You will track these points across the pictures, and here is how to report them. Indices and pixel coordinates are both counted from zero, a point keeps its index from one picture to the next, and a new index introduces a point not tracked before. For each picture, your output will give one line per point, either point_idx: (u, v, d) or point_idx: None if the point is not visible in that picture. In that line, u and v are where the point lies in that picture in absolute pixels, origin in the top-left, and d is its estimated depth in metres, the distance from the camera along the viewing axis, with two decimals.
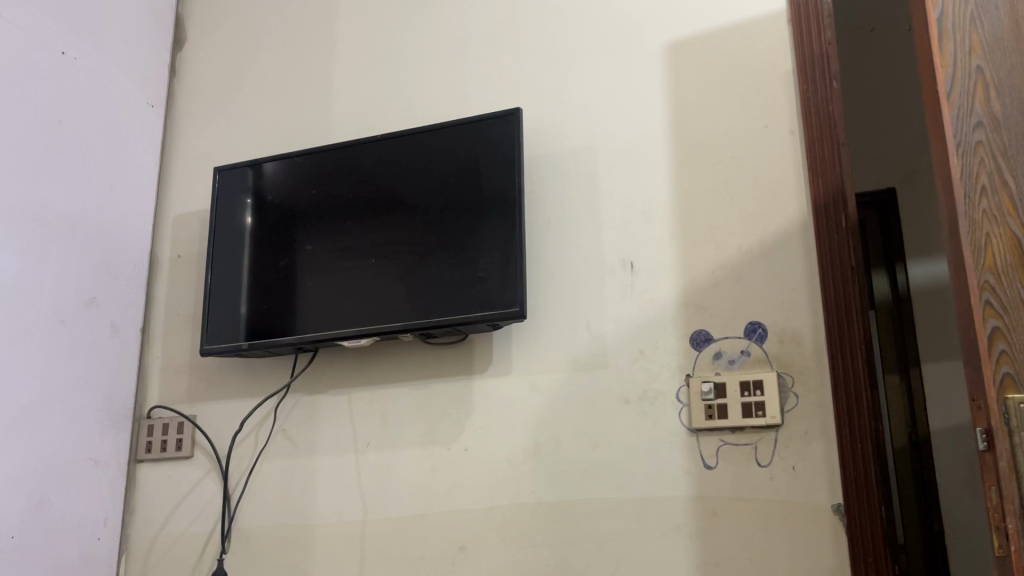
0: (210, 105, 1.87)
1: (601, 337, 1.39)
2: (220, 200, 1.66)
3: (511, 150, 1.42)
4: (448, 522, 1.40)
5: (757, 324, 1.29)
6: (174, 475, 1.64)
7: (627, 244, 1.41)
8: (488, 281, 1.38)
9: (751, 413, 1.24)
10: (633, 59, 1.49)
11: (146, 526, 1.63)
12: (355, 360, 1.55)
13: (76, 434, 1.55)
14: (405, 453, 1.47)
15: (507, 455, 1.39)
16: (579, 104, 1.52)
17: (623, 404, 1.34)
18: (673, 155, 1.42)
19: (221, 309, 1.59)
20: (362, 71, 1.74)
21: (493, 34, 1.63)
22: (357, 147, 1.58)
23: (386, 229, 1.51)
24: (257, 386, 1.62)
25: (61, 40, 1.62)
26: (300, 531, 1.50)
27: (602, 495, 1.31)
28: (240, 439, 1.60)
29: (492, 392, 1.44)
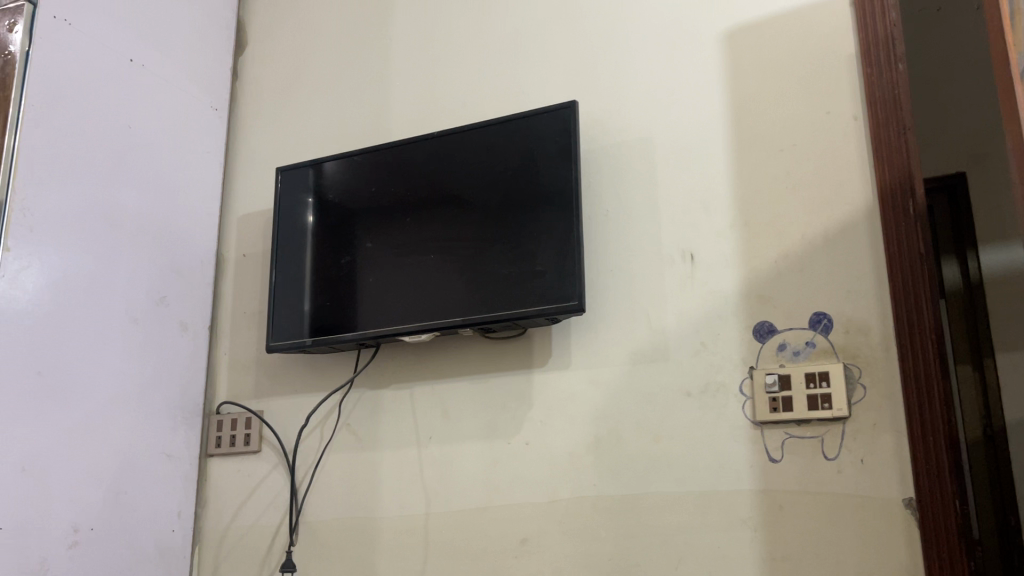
0: (271, 107, 1.91)
1: (661, 329, 1.37)
2: (283, 199, 1.70)
3: (568, 143, 1.42)
4: (509, 516, 1.41)
5: (822, 314, 1.26)
6: (243, 469, 1.68)
7: (687, 235, 1.39)
8: (546, 275, 1.38)
9: (817, 405, 1.22)
10: (689, 47, 1.47)
11: (217, 518, 1.68)
12: (416, 355, 1.57)
13: (150, 429, 1.60)
14: (466, 447, 1.48)
15: (568, 449, 1.39)
16: (635, 95, 1.50)
17: (685, 397, 1.33)
18: (733, 143, 1.39)
19: (286, 306, 1.62)
20: (418, 68, 1.75)
21: (547, 26, 1.63)
22: (415, 144, 1.59)
23: (444, 225, 1.52)
24: (321, 381, 1.65)
25: (129, 48, 1.67)
26: (364, 524, 1.53)
27: (663, 489, 1.31)
28: (305, 434, 1.63)
29: (552, 386, 1.44)
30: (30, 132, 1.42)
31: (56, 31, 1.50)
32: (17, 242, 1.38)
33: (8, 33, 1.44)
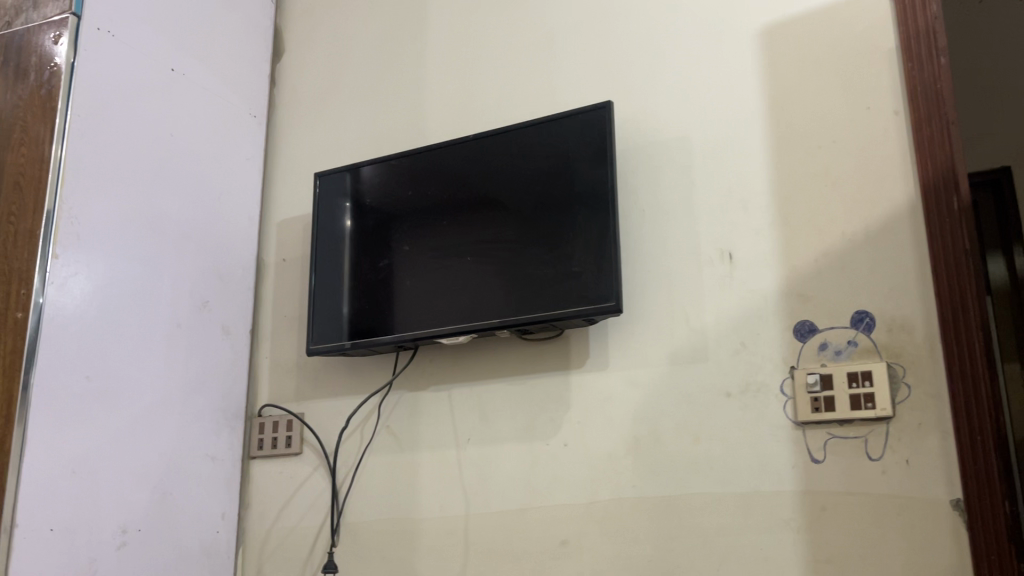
0: (309, 112, 1.94)
1: (700, 329, 1.37)
2: (322, 204, 1.72)
3: (604, 144, 1.42)
4: (549, 517, 1.41)
5: (864, 313, 1.24)
6: (285, 471, 1.70)
7: (725, 234, 1.38)
8: (583, 276, 1.38)
9: (860, 405, 1.20)
10: (725, 44, 1.46)
11: (260, 520, 1.70)
12: (454, 358, 1.58)
13: (194, 432, 1.63)
14: (505, 448, 1.48)
15: (607, 450, 1.39)
16: (671, 95, 1.50)
17: (725, 397, 1.32)
18: (771, 141, 1.38)
19: (325, 310, 1.64)
20: (453, 72, 1.76)
21: (582, 27, 1.63)
22: (451, 147, 1.60)
23: (481, 227, 1.52)
24: (361, 384, 1.67)
25: (171, 57, 1.70)
26: (405, 525, 1.54)
27: (704, 490, 1.30)
28: (345, 436, 1.65)
29: (590, 387, 1.43)
30: (77, 143, 1.46)
31: (100, 42, 1.53)
32: (65, 250, 1.41)
33: (53, 45, 1.47)
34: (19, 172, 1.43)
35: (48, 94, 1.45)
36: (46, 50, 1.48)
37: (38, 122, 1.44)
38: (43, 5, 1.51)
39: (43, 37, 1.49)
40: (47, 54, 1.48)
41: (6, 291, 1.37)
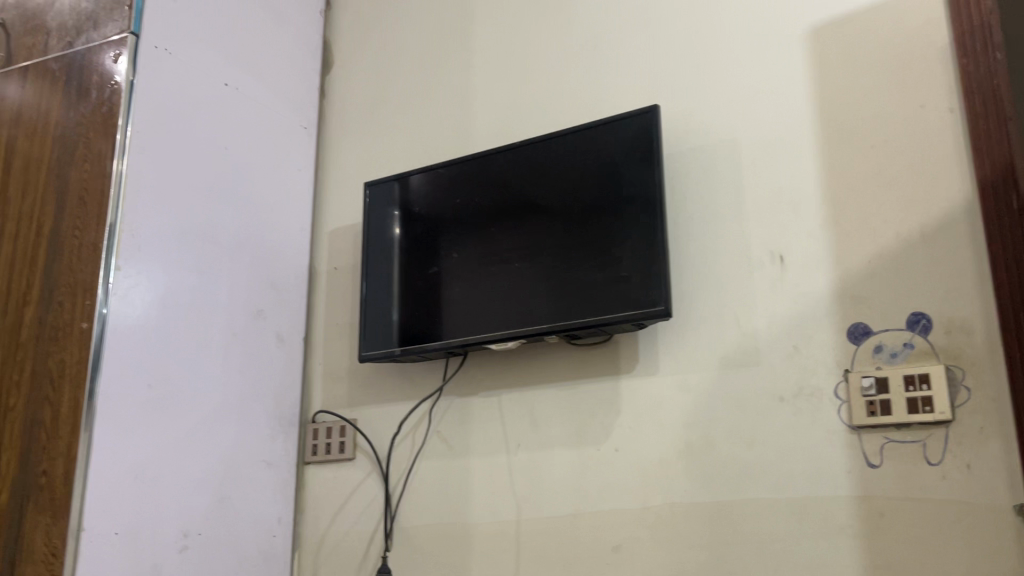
0: (358, 123, 1.97)
1: (752, 333, 1.35)
2: (372, 213, 1.75)
3: (651, 147, 1.41)
4: (600, 522, 1.41)
5: (920, 315, 1.22)
6: (339, 476, 1.73)
7: (776, 237, 1.37)
8: (631, 280, 1.38)
9: (918, 409, 1.18)
10: (773, 46, 1.45)
11: (315, 524, 1.73)
12: (504, 363, 1.59)
13: (251, 438, 1.67)
14: (556, 453, 1.48)
15: (659, 455, 1.38)
16: (718, 97, 1.49)
17: (778, 402, 1.30)
18: (821, 141, 1.36)
19: (375, 317, 1.67)
20: (499, 79, 1.78)
21: (627, 31, 1.63)
22: (498, 155, 1.61)
23: (528, 233, 1.53)
24: (412, 390, 1.69)
25: (225, 72, 1.75)
26: (457, 530, 1.55)
27: (758, 496, 1.28)
28: (397, 441, 1.67)
29: (640, 392, 1.43)
30: (137, 158, 1.50)
31: (158, 60, 1.58)
32: (126, 261, 1.46)
33: (114, 64, 1.52)
34: (83, 187, 1.48)
35: (109, 112, 1.50)
36: (106, 69, 1.53)
37: (100, 138, 1.49)
38: (104, 26, 1.56)
39: (104, 56, 1.54)
40: (108, 72, 1.53)
41: (71, 301, 1.42)
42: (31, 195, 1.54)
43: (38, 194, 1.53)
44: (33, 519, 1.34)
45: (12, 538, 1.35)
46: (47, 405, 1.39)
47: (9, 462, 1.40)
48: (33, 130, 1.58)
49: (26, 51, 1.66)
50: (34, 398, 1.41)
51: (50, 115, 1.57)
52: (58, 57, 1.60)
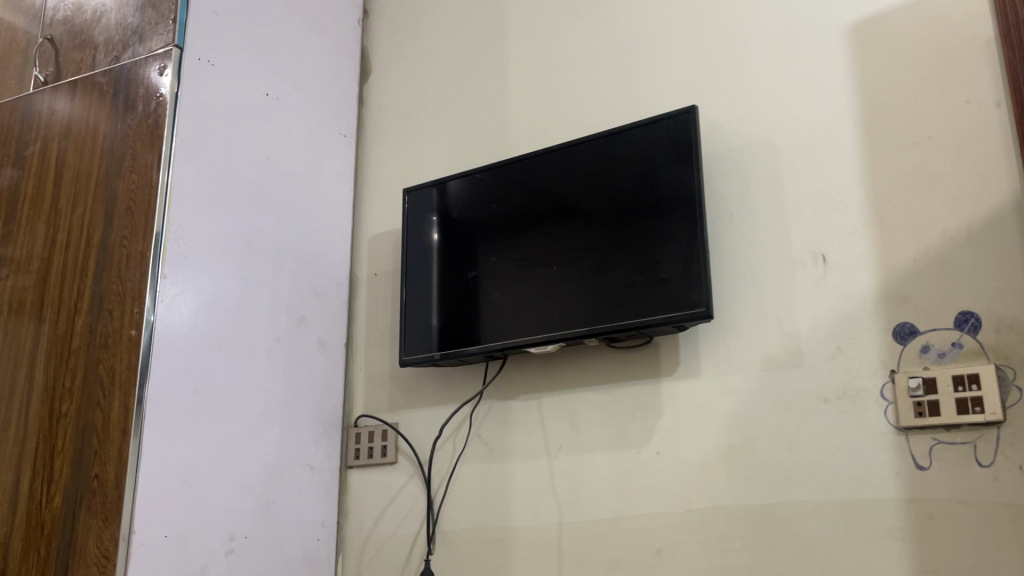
0: (396, 130, 1.99)
1: (795, 334, 1.34)
2: (411, 218, 1.76)
3: (689, 148, 1.41)
4: (643, 525, 1.40)
5: (968, 314, 1.20)
6: (381, 480, 1.75)
7: (818, 236, 1.35)
8: (671, 282, 1.37)
9: (968, 410, 1.15)
10: (812, 44, 1.44)
11: (358, 528, 1.75)
12: (544, 367, 1.60)
13: (295, 442, 1.69)
14: (597, 456, 1.48)
15: (701, 457, 1.37)
16: (757, 97, 1.48)
17: (823, 403, 1.29)
18: (863, 139, 1.35)
19: (416, 322, 1.68)
20: (536, 83, 1.78)
21: (663, 32, 1.62)
22: (535, 159, 1.62)
23: (566, 236, 1.53)
24: (453, 394, 1.70)
25: (266, 82, 1.77)
26: (499, 533, 1.55)
27: (803, 498, 1.27)
28: (439, 445, 1.68)
29: (682, 394, 1.42)
30: (182, 168, 1.53)
31: (201, 72, 1.61)
32: (173, 269, 1.49)
33: (159, 77, 1.56)
34: (131, 197, 1.52)
35: (155, 124, 1.53)
36: (151, 82, 1.57)
37: (146, 149, 1.53)
38: (149, 40, 1.60)
39: (149, 69, 1.58)
40: (153, 85, 1.56)
41: (120, 309, 1.46)
42: (82, 206, 1.58)
43: (88, 205, 1.57)
44: (86, 522, 1.37)
45: (66, 541, 1.38)
46: (98, 411, 1.42)
47: (63, 466, 1.43)
48: (83, 142, 1.62)
49: (75, 66, 1.72)
50: (86, 404, 1.44)
51: (98, 128, 1.61)
52: (105, 71, 1.65)
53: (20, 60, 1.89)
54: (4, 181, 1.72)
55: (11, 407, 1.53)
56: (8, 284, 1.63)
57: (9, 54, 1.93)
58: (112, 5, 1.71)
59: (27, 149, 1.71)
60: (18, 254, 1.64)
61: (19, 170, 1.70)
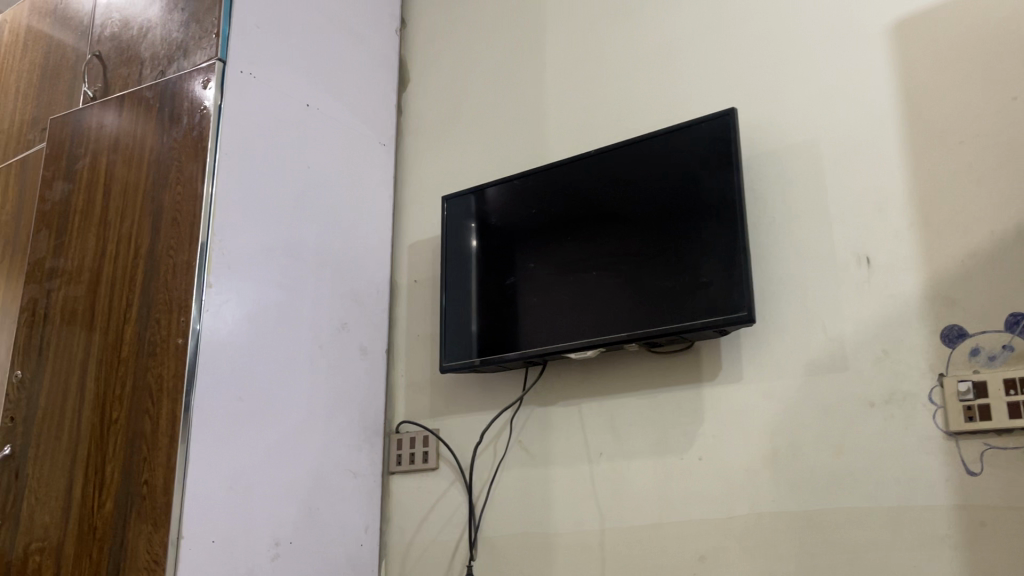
0: (434, 138, 2.01)
1: (839, 337, 1.32)
2: (450, 225, 1.78)
3: (729, 151, 1.39)
4: (686, 532, 1.39)
5: (1019, 315, 1.17)
6: (422, 485, 1.76)
7: (861, 238, 1.33)
8: (712, 286, 1.36)
9: (1020, 414, 1.12)
10: (853, 44, 1.42)
11: (401, 533, 1.76)
12: (584, 372, 1.59)
13: (337, 448, 1.71)
14: (638, 462, 1.47)
15: (744, 463, 1.36)
16: (797, 98, 1.46)
17: (869, 407, 1.26)
18: (907, 138, 1.32)
19: (455, 328, 1.70)
20: (573, 89, 1.78)
21: (701, 36, 1.61)
22: (574, 165, 1.62)
23: (605, 242, 1.53)
24: (493, 400, 1.71)
25: (307, 93, 1.80)
26: (541, 539, 1.55)
27: (849, 505, 1.25)
28: (480, 451, 1.69)
29: (724, 399, 1.41)
30: (226, 179, 1.56)
31: (244, 84, 1.64)
32: (218, 279, 1.51)
33: (202, 90, 1.59)
34: (177, 209, 1.55)
35: (199, 136, 1.56)
36: (196, 95, 1.60)
37: (191, 161, 1.56)
38: (193, 54, 1.64)
39: (193, 83, 1.61)
40: (197, 98, 1.59)
41: (168, 318, 1.49)
42: (129, 217, 1.62)
43: (136, 217, 1.61)
44: (136, 527, 1.40)
45: (118, 545, 1.41)
46: (147, 418, 1.45)
47: (113, 473, 1.46)
48: (130, 155, 1.66)
49: (123, 81, 1.77)
50: (135, 412, 1.47)
51: (145, 141, 1.65)
52: (151, 86, 1.68)
53: (70, 76, 1.96)
54: (56, 195, 1.77)
55: (63, 415, 1.57)
56: (59, 294, 1.68)
57: (60, 71, 2.00)
58: (156, 21, 1.75)
59: (77, 163, 1.75)
60: (69, 265, 1.69)
61: (69, 184, 1.75)
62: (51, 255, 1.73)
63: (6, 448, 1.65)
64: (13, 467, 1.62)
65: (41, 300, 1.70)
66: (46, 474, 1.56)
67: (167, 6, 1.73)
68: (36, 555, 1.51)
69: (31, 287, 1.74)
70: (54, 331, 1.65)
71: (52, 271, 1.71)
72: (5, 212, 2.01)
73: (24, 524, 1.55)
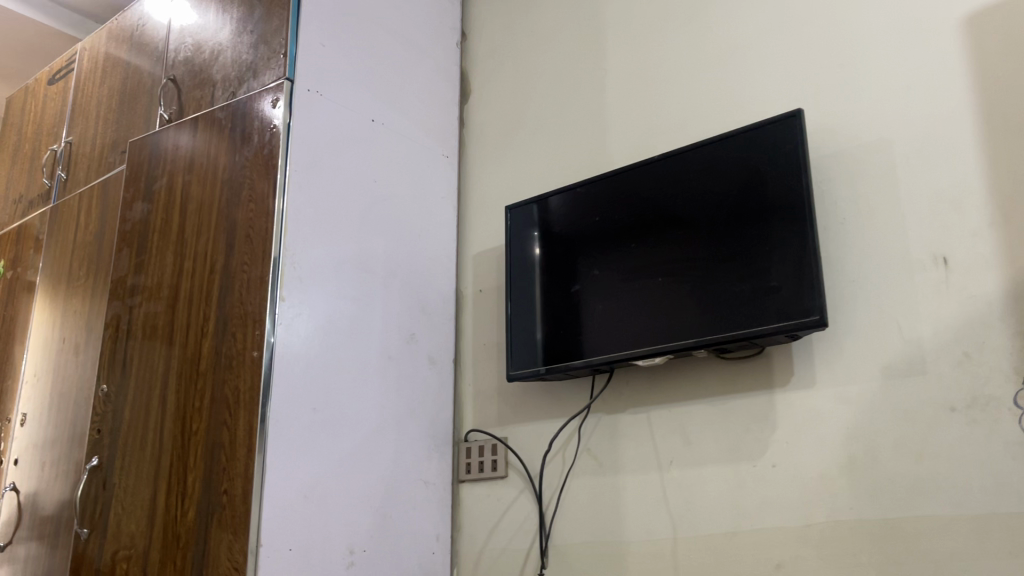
0: (497, 149, 2.03)
1: (916, 340, 1.29)
2: (514, 235, 1.80)
3: (797, 152, 1.37)
4: (761, 540, 1.37)
5: None
6: (492, 493, 1.77)
7: (938, 238, 1.30)
8: (782, 290, 1.33)
9: None
10: (924, 39, 1.39)
11: (473, 541, 1.78)
12: (652, 380, 1.59)
13: (408, 457, 1.73)
14: (710, 469, 1.46)
15: (820, 470, 1.34)
16: (866, 97, 1.44)
17: (949, 412, 1.23)
18: (984, 134, 1.29)
19: (521, 336, 1.71)
20: (634, 95, 1.78)
21: (765, 36, 1.60)
22: (637, 171, 1.62)
23: (671, 247, 1.52)
24: (561, 408, 1.71)
25: (372, 109, 1.83)
26: (613, 547, 1.55)
27: (931, 512, 1.21)
28: (549, 459, 1.70)
29: (797, 405, 1.39)
30: (296, 194, 1.59)
31: (312, 102, 1.67)
32: (291, 292, 1.55)
33: (272, 109, 1.63)
34: (250, 225, 1.59)
35: (270, 153, 1.60)
36: (265, 114, 1.64)
37: (263, 178, 1.60)
38: (262, 74, 1.68)
39: (263, 102, 1.65)
40: (267, 117, 1.63)
41: (243, 332, 1.53)
42: (205, 234, 1.67)
43: (211, 234, 1.66)
44: (217, 535, 1.44)
45: (200, 553, 1.45)
46: (225, 429, 1.49)
47: (194, 482, 1.51)
48: (205, 174, 1.72)
49: (197, 103, 1.83)
50: (214, 423, 1.52)
51: (218, 160, 1.70)
52: (223, 107, 1.74)
53: (146, 100, 2.03)
54: (136, 216, 1.85)
55: (146, 426, 1.64)
56: (140, 310, 1.74)
57: (137, 96, 2.08)
58: (227, 44, 1.81)
59: (155, 184, 1.82)
60: (149, 282, 1.76)
61: (148, 204, 1.83)
62: (133, 272, 1.81)
63: (95, 459, 1.72)
64: (101, 477, 1.69)
65: (124, 316, 1.78)
66: (131, 483, 1.62)
67: (237, 29, 1.79)
68: (123, 562, 1.57)
69: (115, 304, 1.82)
70: (136, 345, 1.72)
71: (134, 288, 1.79)
72: (88, 232, 2.10)
73: (112, 532, 1.62)
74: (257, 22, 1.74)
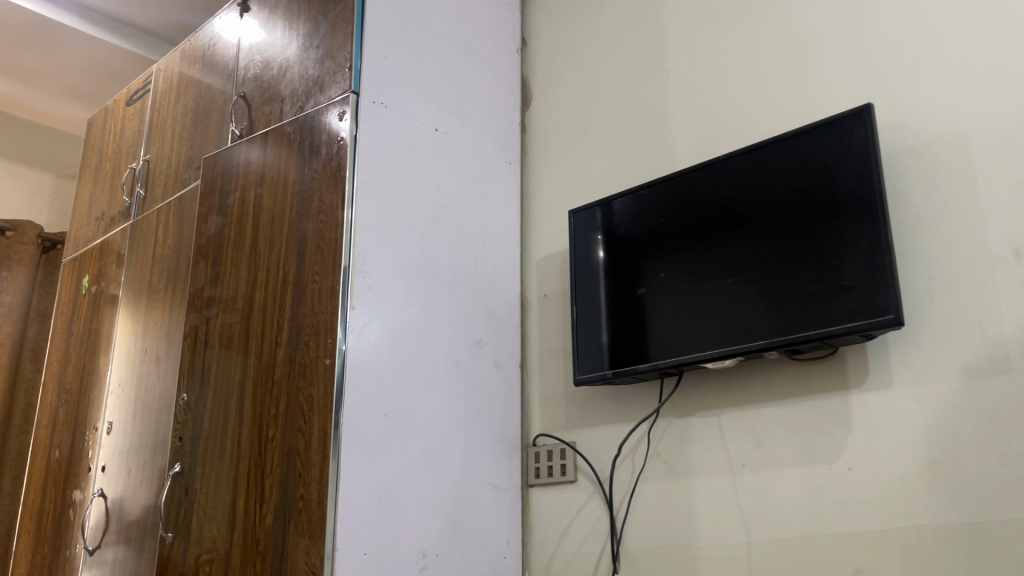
0: (558, 154, 2.03)
1: (998, 338, 1.25)
2: (578, 239, 1.80)
3: (867, 147, 1.34)
4: (839, 545, 1.34)
5: None
6: (562, 498, 1.78)
7: (1019, 232, 1.26)
8: (855, 289, 1.31)
9: None
10: (1000, 28, 1.34)
11: (543, 546, 1.78)
12: (721, 382, 1.57)
13: (478, 461, 1.74)
14: (783, 472, 1.44)
15: (899, 473, 1.30)
16: (939, 89, 1.40)
17: None
18: None
19: (587, 341, 1.71)
20: (697, 96, 1.77)
21: (831, 30, 1.57)
22: (702, 171, 1.60)
23: (739, 248, 1.50)
24: (629, 412, 1.71)
25: (435, 118, 1.85)
26: (685, 551, 1.53)
27: (1019, 515, 1.17)
28: (618, 463, 1.69)
29: (874, 406, 1.36)
30: (364, 204, 1.62)
31: (377, 113, 1.70)
32: (361, 301, 1.57)
33: (339, 121, 1.67)
34: (319, 235, 1.63)
35: (338, 166, 1.64)
36: (332, 127, 1.68)
37: (331, 189, 1.63)
38: (329, 88, 1.72)
39: (330, 116, 1.69)
40: (334, 130, 1.67)
41: (315, 340, 1.56)
42: (277, 246, 1.72)
43: (282, 245, 1.70)
44: (295, 539, 1.47)
45: (279, 556, 1.49)
46: (301, 435, 1.53)
47: (272, 487, 1.55)
48: (275, 187, 1.77)
49: (267, 119, 1.88)
50: (290, 430, 1.56)
51: (288, 173, 1.75)
52: (292, 121, 1.79)
53: (219, 116, 2.10)
54: (211, 230, 1.91)
55: (226, 433, 1.69)
56: (217, 321, 1.80)
57: (209, 113, 2.15)
58: (294, 59, 1.85)
59: (228, 199, 1.88)
60: (224, 293, 1.81)
61: (222, 219, 1.88)
62: (209, 284, 1.86)
63: (177, 466, 1.78)
64: (183, 483, 1.74)
65: (202, 327, 1.84)
66: (212, 489, 1.67)
67: (304, 45, 1.84)
68: (206, 565, 1.62)
69: (192, 316, 1.88)
70: (214, 355, 1.78)
71: (210, 299, 1.85)
72: (166, 246, 2.18)
73: (195, 536, 1.67)
74: (323, 37, 1.78)
